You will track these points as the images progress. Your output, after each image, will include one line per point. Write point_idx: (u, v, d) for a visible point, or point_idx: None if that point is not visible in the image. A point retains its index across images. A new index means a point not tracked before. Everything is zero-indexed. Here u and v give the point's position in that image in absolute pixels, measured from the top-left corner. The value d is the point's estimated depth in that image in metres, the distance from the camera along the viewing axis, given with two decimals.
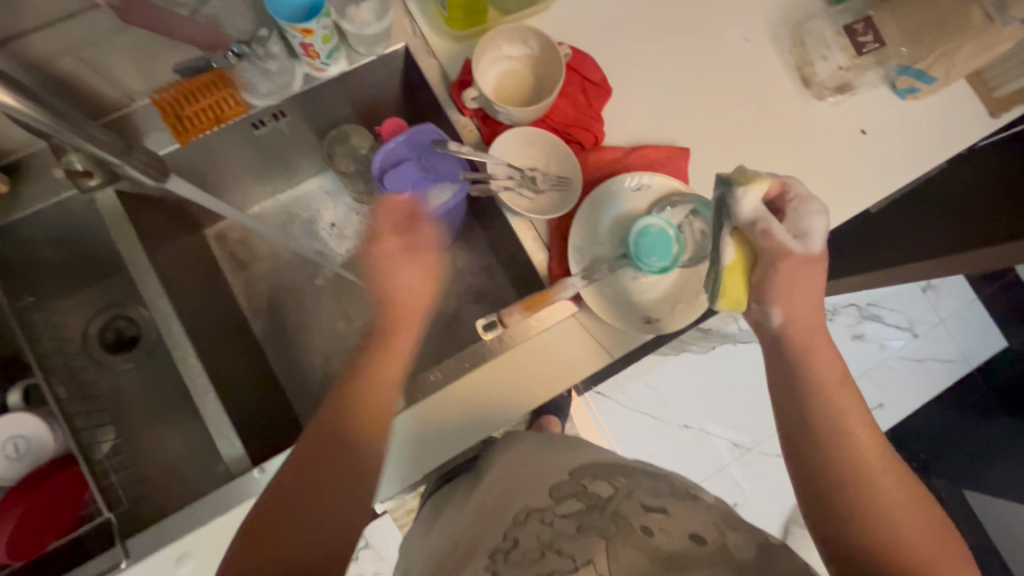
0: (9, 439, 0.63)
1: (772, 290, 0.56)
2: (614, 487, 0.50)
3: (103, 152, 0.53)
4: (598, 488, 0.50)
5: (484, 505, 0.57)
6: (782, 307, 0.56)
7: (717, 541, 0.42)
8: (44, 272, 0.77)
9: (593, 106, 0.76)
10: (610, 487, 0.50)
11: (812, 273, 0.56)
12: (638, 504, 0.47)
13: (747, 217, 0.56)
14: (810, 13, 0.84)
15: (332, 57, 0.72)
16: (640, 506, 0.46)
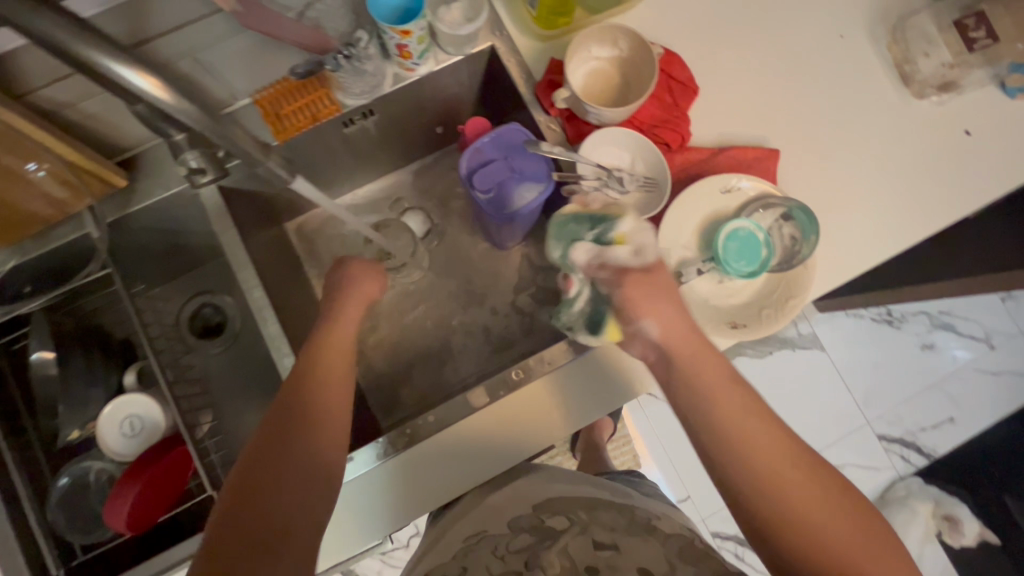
0: (126, 418, 0.68)
1: (640, 308, 0.63)
2: (568, 521, 0.58)
3: (247, 148, 0.52)
4: (553, 524, 0.58)
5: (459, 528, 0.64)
6: (653, 320, 0.62)
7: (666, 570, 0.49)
8: (147, 261, 0.82)
9: (679, 106, 0.75)
10: (565, 521, 0.58)
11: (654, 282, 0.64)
12: (589, 540, 0.54)
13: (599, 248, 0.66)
14: (913, 8, 0.80)
15: (423, 57, 0.74)
16: (591, 542, 0.54)
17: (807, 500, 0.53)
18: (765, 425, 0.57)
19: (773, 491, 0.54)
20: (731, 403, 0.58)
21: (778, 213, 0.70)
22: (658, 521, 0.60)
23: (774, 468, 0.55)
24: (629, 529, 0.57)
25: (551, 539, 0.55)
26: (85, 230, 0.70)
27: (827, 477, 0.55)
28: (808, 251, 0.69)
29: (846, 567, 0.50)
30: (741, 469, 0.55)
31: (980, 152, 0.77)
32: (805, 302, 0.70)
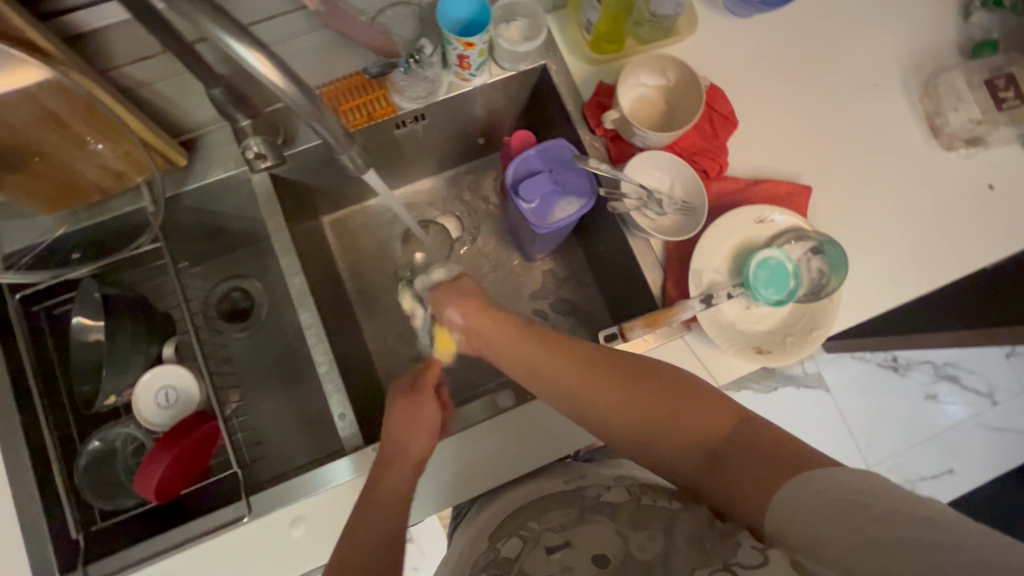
0: (161, 388, 0.69)
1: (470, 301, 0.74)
2: (520, 542, 0.54)
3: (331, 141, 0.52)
4: (506, 550, 0.54)
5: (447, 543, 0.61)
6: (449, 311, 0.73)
7: (619, 556, 0.48)
8: (189, 239, 0.84)
9: (719, 137, 0.79)
10: (518, 543, 0.54)
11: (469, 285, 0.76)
12: (542, 549, 0.51)
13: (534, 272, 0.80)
14: (945, 65, 0.84)
15: (480, 69, 0.78)
16: (543, 550, 0.51)
17: (648, 402, 0.58)
18: (598, 367, 0.61)
19: (627, 419, 0.58)
20: (552, 366, 0.63)
21: (808, 246, 0.73)
22: (606, 494, 0.57)
23: (612, 402, 0.59)
24: (580, 517, 0.54)
25: (507, 573, 0.50)
26: (140, 203, 0.73)
27: (664, 379, 0.59)
28: (837, 285, 0.72)
29: (693, 436, 0.55)
30: (593, 410, 0.60)
31: (1004, 206, 0.80)
32: (828, 334, 0.72)
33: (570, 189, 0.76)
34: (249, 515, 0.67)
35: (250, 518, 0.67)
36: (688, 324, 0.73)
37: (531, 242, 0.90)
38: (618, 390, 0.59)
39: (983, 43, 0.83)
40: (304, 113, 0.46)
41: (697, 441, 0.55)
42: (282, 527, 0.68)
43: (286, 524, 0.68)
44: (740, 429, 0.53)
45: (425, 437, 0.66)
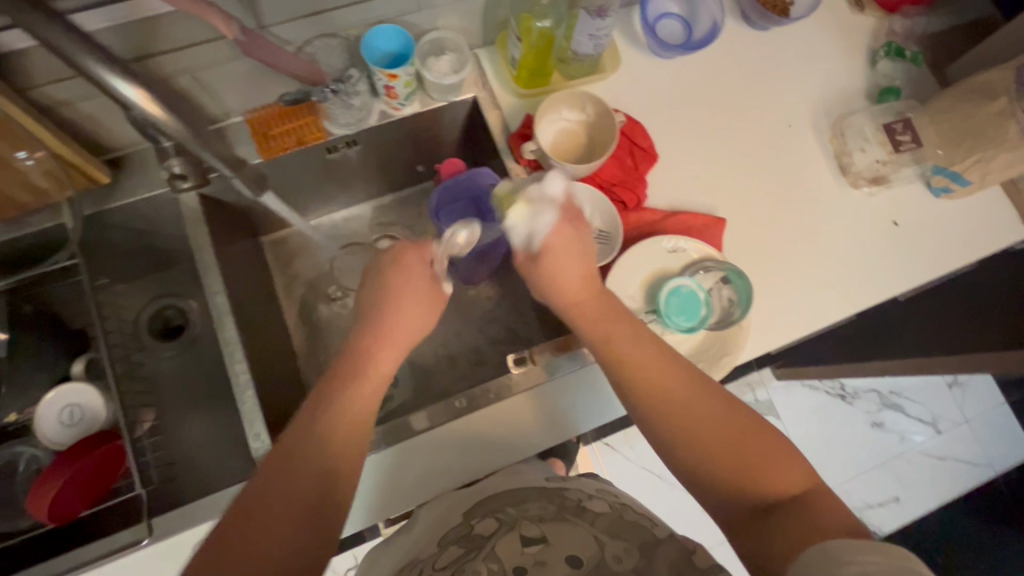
0: (66, 406, 0.68)
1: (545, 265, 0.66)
2: (495, 525, 0.57)
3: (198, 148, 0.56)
4: (481, 528, 0.57)
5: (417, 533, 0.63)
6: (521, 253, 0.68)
7: (592, 560, 0.50)
8: (118, 255, 0.84)
9: (639, 169, 0.82)
10: (493, 525, 0.57)
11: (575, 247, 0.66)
12: (516, 537, 0.54)
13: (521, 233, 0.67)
14: (853, 108, 0.90)
15: (409, 99, 0.80)
16: (519, 539, 0.53)
17: (718, 439, 0.55)
18: (670, 370, 0.59)
19: (687, 439, 0.56)
20: (641, 359, 0.60)
21: (717, 276, 0.76)
22: (589, 500, 0.60)
23: (687, 419, 0.56)
24: (558, 514, 0.57)
25: (477, 549, 0.54)
26: (61, 219, 0.72)
27: (747, 419, 0.56)
28: (740, 316, 0.74)
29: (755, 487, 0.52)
30: (665, 425, 0.57)
31: (907, 241, 0.85)
32: (736, 360, 0.75)
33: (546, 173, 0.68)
34: (149, 538, 0.65)
35: (150, 542, 0.65)
36: None
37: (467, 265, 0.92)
38: (700, 415, 0.56)
39: (886, 90, 0.88)
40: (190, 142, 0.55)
41: (752, 497, 0.52)
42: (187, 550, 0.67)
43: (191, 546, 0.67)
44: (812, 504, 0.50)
45: (372, 391, 0.61)
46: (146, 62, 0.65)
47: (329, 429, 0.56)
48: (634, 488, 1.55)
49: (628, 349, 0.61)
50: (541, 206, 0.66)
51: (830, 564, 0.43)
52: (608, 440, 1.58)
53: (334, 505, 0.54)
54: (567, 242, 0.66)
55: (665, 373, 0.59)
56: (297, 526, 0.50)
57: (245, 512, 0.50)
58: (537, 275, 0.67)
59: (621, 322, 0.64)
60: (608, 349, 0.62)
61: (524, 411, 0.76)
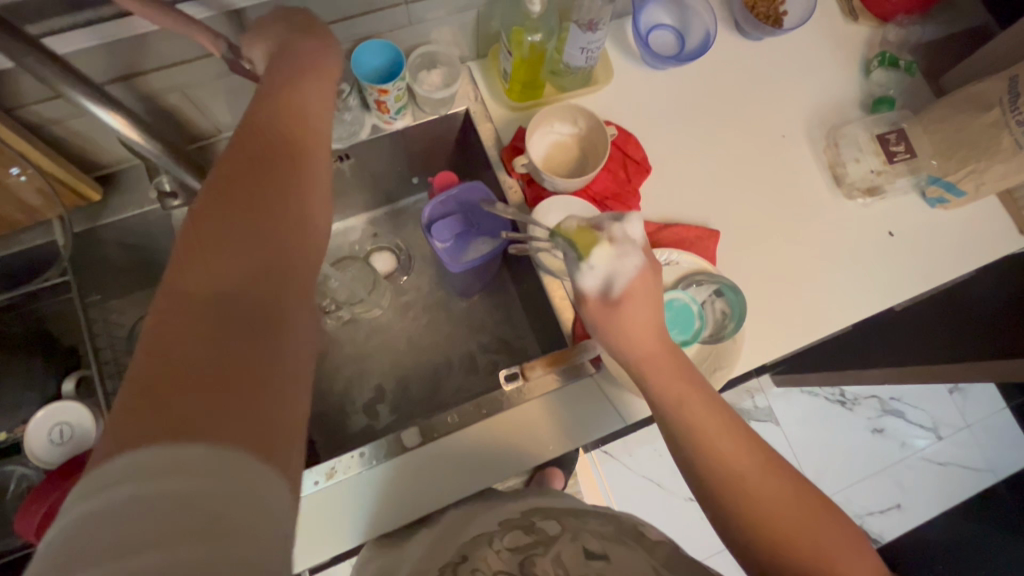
0: (56, 424, 0.68)
1: (623, 316, 0.64)
2: (559, 533, 0.58)
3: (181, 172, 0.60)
4: (544, 534, 0.58)
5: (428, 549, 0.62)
6: (608, 298, 0.64)
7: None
8: (110, 271, 0.83)
9: (631, 182, 0.82)
10: (556, 532, 0.58)
11: (647, 293, 0.64)
12: (580, 546, 0.54)
13: (601, 279, 0.64)
14: (846, 118, 0.90)
15: (400, 113, 0.80)
16: (583, 550, 0.53)
17: (783, 514, 0.54)
18: (727, 427, 0.59)
19: (752, 511, 0.55)
20: (714, 431, 0.59)
21: (710, 289, 0.76)
22: (644, 527, 0.61)
23: (750, 491, 0.55)
24: (620, 538, 0.56)
25: (545, 547, 0.55)
26: (51, 237, 0.72)
27: (813, 498, 0.56)
28: (733, 331, 0.74)
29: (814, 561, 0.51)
30: (720, 483, 0.56)
31: (903, 251, 0.84)
32: (730, 374, 0.74)
33: (620, 214, 0.68)
34: None
35: None
36: (596, 365, 0.76)
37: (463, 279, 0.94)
38: (756, 479, 0.56)
39: (880, 100, 0.88)
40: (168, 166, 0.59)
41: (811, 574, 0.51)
42: None
43: None
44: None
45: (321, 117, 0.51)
46: (135, 80, 0.65)
47: (278, 199, 0.43)
48: (634, 496, 1.54)
49: (690, 404, 0.60)
50: (626, 249, 0.64)
51: None
52: (607, 448, 1.57)
53: (296, 260, 0.42)
54: (648, 294, 0.64)
55: (735, 443, 0.58)
56: (251, 265, 0.39)
57: (153, 374, 0.33)
58: (612, 323, 0.64)
59: (689, 382, 0.61)
60: (681, 412, 0.60)
61: (523, 425, 0.75)
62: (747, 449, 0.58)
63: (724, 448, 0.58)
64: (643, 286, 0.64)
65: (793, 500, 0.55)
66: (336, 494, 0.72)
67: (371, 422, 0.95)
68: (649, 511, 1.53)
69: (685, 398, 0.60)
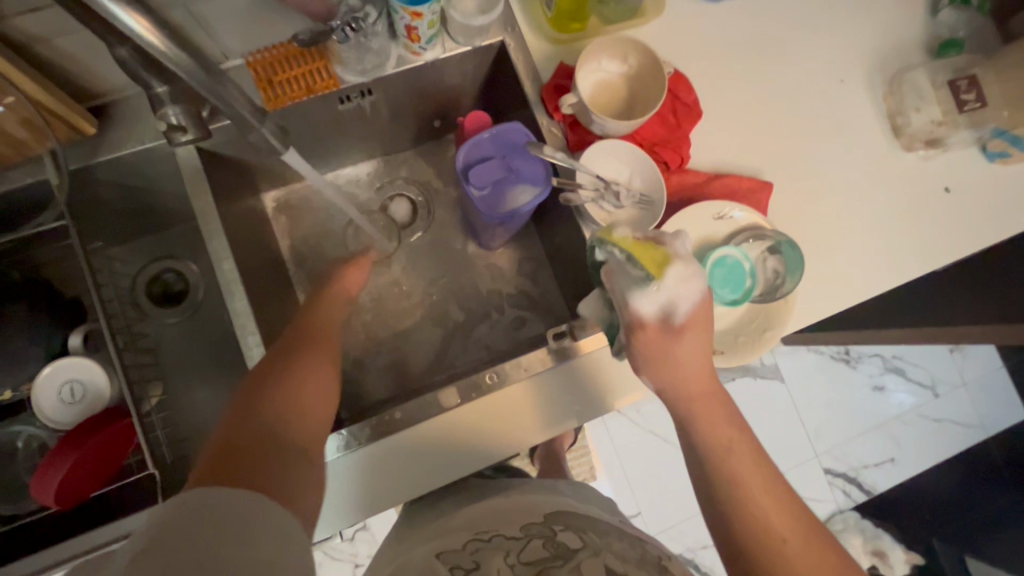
0: (66, 382, 0.63)
1: (673, 350, 0.61)
2: (583, 544, 0.54)
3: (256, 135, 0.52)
4: (567, 540, 0.54)
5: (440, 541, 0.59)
6: (662, 320, 0.61)
7: None
8: (107, 216, 0.76)
9: (682, 128, 0.75)
10: (580, 543, 0.54)
11: (700, 326, 0.61)
12: (602, 564, 0.50)
13: (657, 307, 0.60)
14: (909, 62, 0.83)
15: (432, 42, 0.72)
16: (604, 567, 0.49)
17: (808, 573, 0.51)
18: (768, 477, 0.57)
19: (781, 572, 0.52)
20: (760, 488, 0.56)
21: (766, 246, 0.71)
22: (668, 562, 0.55)
23: (790, 554, 0.52)
24: (641, 565, 0.52)
25: (564, 557, 0.50)
26: (44, 175, 0.65)
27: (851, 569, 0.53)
28: (791, 288, 0.70)
29: None
30: (744, 529, 0.54)
31: (958, 209, 0.80)
32: (780, 335, 0.71)
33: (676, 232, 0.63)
34: None
35: None
36: None
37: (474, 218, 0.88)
38: (786, 532, 0.54)
39: (949, 42, 0.81)
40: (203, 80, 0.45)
41: None
42: None
43: None
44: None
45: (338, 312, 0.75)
46: None
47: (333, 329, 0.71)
48: (638, 451, 1.55)
49: (736, 452, 0.58)
50: (694, 269, 0.60)
51: None
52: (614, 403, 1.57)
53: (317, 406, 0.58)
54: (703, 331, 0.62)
55: (774, 496, 0.56)
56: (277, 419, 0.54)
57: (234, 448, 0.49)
58: (664, 351, 0.61)
59: (737, 430, 0.60)
60: (726, 457, 0.58)
61: (544, 399, 0.72)
62: (784, 500, 0.56)
63: (754, 489, 0.56)
64: (698, 322, 0.61)
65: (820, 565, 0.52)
66: (362, 456, 0.70)
67: (392, 379, 0.92)
68: (654, 465, 1.55)
69: (731, 442, 0.59)
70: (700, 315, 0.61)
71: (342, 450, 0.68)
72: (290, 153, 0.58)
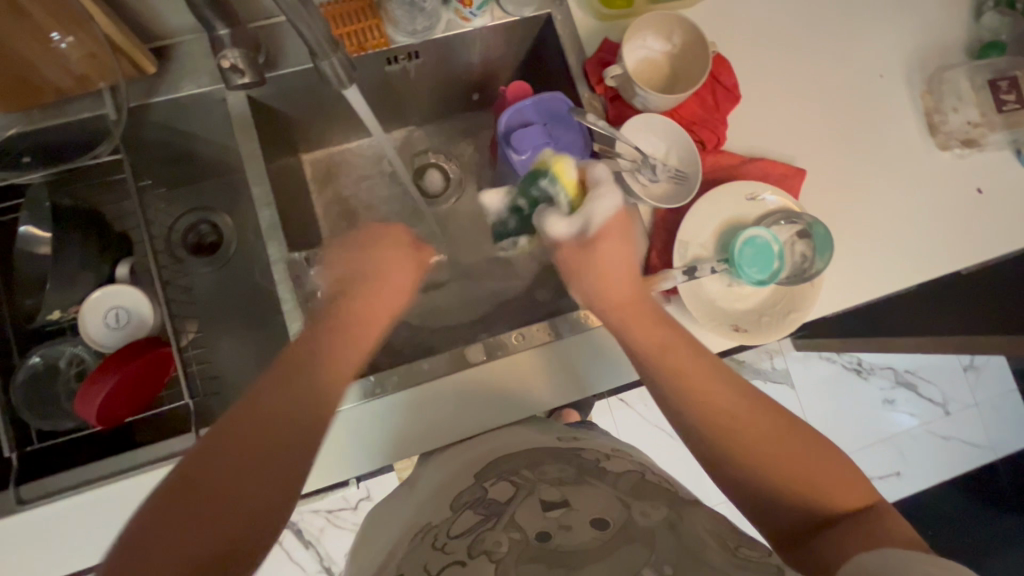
0: (112, 308, 0.66)
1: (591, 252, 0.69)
2: (514, 490, 0.51)
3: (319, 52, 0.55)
4: (497, 493, 0.51)
5: (419, 507, 0.57)
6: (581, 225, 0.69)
7: (621, 520, 0.43)
8: (153, 159, 0.79)
9: (720, 110, 0.77)
10: (511, 489, 0.51)
11: (620, 242, 0.69)
12: (537, 501, 0.48)
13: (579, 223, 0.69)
14: (950, 62, 0.84)
15: (483, 9, 0.75)
16: (541, 505, 0.47)
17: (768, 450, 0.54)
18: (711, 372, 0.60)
19: (745, 461, 0.54)
20: (701, 378, 0.59)
21: (796, 229, 0.72)
22: (607, 462, 0.55)
23: (736, 429, 0.56)
24: (580, 478, 0.51)
25: (496, 516, 0.47)
26: (101, 110, 0.68)
27: (804, 433, 0.55)
28: (820, 268, 0.71)
29: (811, 509, 0.51)
30: (690, 415, 0.58)
31: (991, 210, 0.80)
32: (804, 318, 0.72)
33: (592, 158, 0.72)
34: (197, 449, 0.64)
35: None
36: (669, 296, 0.73)
37: (500, 177, 0.84)
38: (748, 421, 0.56)
39: (990, 44, 0.82)
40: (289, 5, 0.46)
41: (803, 514, 0.52)
42: None
43: None
44: (870, 520, 0.49)
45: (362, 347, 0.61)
46: None
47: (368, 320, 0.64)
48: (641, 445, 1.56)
49: (681, 356, 0.61)
50: (612, 189, 0.67)
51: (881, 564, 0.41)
52: (623, 396, 1.58)
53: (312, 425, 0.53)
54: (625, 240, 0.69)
55: (715, 384, 0.59)
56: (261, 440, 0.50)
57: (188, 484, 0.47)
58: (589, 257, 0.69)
59: (669, 331, 0.64)
60: (664, 358, 0.61)
61: (555, 363, 0.74)
62: (741, 393, 0.58)
63: (709, 398, 0.58)
64: (615, 235, 0.69)
65: (787, 445, 0.54)
66: (384, 406, 0.71)
67: None
68: (660, 459, 1.55)
69: (672, 346, 0.62)
70: (619, 223, 0.69)
71: (366, 397, 0.70)
72: (350, 95, 0.65)
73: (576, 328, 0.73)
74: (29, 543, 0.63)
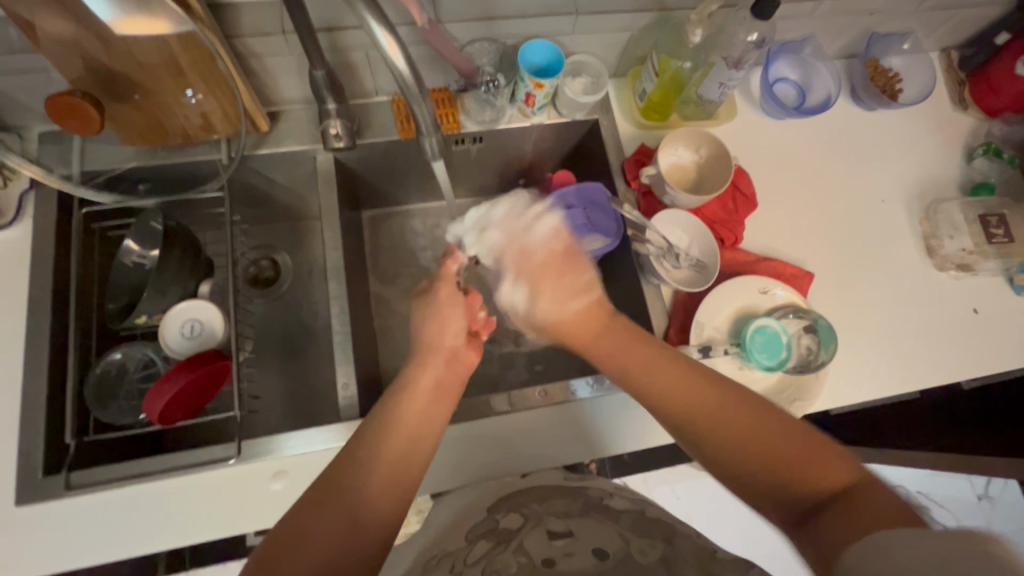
0: (189, 320, 0.75)
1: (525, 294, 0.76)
2: (522, 521, 0.56)
3: (421, 124, 0.66)
4: (507, 522, 0.56)
5: (433, 537, 0.61)
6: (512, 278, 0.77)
7: (619, 554, 0.47)
8: (240, 199, 0.91)
9: (738, 213, 0.87)
10: (519, 521, 0.56)
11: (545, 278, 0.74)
12: (544, 531, 0.52)
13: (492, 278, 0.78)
14: (945, 196, 0.95)
15: (542, 109, 0.87)
16: (545, 535, 0.52)
17: (750, 443, 0.54)
18: (683, 375, 0.61)
19: (724, 438, 0.56)
20: (665, 374, 0.62)
21: (803, 323, 0.80)
22: (610, 499, 0.58)
23: (700, 408, 0.58)
24: (584, 511, 0.55)
25: (506, 542, 0.52)
26: (216, 155, 0.82)
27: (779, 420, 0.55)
28: (825, 360, 0.78)
29: (811, 488, 0.50)
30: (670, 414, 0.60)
31: (987, 330, 0.87)
32: (808, 407, 0.77)
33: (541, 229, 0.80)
34: (235, 458, 0.69)
35: (235, 462, 0.69)
36: None
37: None
38: (711, 405, 0.58)
39: (981, 184, 0.93)
40: (410, 93, 0.58)
41: (803, 497, 0.50)
42: (262, 478, 0.69)
43: (267, 476, 0.70)
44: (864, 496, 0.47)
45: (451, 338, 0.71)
46: (339, 31, 0.74)
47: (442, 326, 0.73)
48: None
49: (648, 365, 0.64)
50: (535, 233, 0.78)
51: (887, 547, 0.40)
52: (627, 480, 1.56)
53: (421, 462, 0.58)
54: (559, 297, 0.72)
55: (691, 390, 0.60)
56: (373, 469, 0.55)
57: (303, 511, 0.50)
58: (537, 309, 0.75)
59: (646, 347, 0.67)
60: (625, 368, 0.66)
61: (570, 421, 0.78)
62: (708, 384, 0.60)
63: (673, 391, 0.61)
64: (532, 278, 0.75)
65: (768, 428, 0.55)
66: None
67: None
68: None
69: (646, 358, 0.65)
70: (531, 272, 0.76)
71: None
72: (435, 165, 0.75)
73: (592, 392, 0.79)
74: (47, 529, 0.66)
